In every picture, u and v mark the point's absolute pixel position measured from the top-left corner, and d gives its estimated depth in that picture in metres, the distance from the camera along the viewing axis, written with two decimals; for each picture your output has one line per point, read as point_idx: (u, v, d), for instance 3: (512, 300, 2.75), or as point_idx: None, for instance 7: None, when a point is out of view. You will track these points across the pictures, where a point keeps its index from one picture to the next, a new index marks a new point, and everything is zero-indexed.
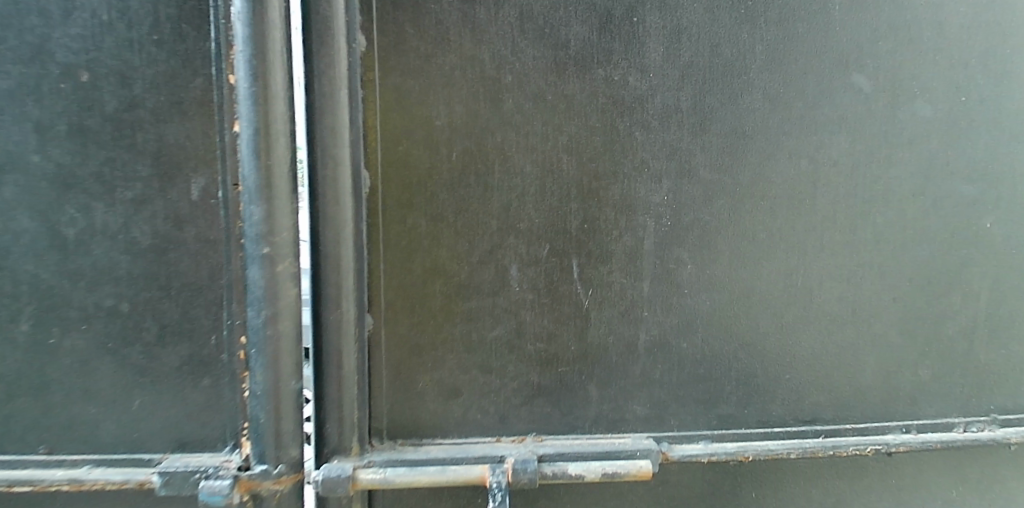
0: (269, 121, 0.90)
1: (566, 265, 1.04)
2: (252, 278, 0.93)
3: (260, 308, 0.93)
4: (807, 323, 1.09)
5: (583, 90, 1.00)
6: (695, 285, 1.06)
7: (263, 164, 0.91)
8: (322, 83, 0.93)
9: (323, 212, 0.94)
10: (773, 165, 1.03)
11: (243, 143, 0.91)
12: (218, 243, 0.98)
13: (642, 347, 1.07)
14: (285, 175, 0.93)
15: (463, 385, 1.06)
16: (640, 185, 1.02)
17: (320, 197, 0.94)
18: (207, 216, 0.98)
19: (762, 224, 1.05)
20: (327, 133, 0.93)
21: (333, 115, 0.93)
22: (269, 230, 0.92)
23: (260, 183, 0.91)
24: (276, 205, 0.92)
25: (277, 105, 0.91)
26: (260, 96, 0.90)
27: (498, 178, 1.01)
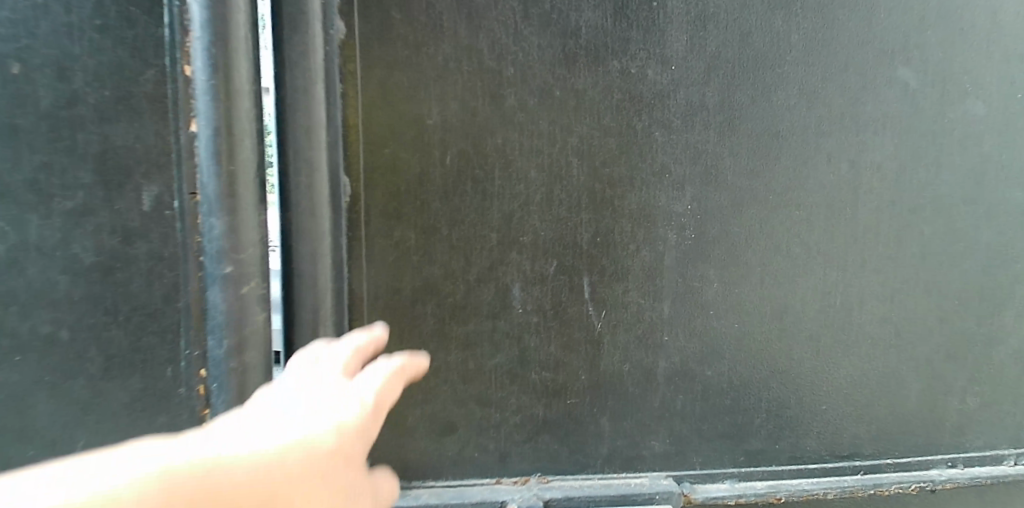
0: (233, 118, 0.75)
1: (575, 284, 0.91)
2: (212, 301, 0.78)
3: (221, 336, 0.78)
4: (846, 347, 0.97)
5: (595, 85, 0.87)
6: (721, 306, 0.93)
7: (227, 170, 0.75)
8: (295, 76, 0.79)
9: (297, 226, 0.81)
10: (809, 170, 0.91)
11: (201, 145, 0.76)
12: (175, 263, 0.85)
13: (662, 375, 0.94)
14: (252, 182, 0.78)
15: (459, 420, 0.93)
16: (661, 192, 0.90)
17: (292, 208, 0.81)
18: (162, 229, 0.84)
19: (797, 237, 0.93)
20: (302, 134, 0.80)
21: (307, 113, 0.80)
22: (234, 246, 0.77)
23: (223, 191, 0.75)
24: (243, 216, 0.77)
25: (242, 100, 0.76)
26: (221, 88, 0.75)
27: (499, 185, 0.88)
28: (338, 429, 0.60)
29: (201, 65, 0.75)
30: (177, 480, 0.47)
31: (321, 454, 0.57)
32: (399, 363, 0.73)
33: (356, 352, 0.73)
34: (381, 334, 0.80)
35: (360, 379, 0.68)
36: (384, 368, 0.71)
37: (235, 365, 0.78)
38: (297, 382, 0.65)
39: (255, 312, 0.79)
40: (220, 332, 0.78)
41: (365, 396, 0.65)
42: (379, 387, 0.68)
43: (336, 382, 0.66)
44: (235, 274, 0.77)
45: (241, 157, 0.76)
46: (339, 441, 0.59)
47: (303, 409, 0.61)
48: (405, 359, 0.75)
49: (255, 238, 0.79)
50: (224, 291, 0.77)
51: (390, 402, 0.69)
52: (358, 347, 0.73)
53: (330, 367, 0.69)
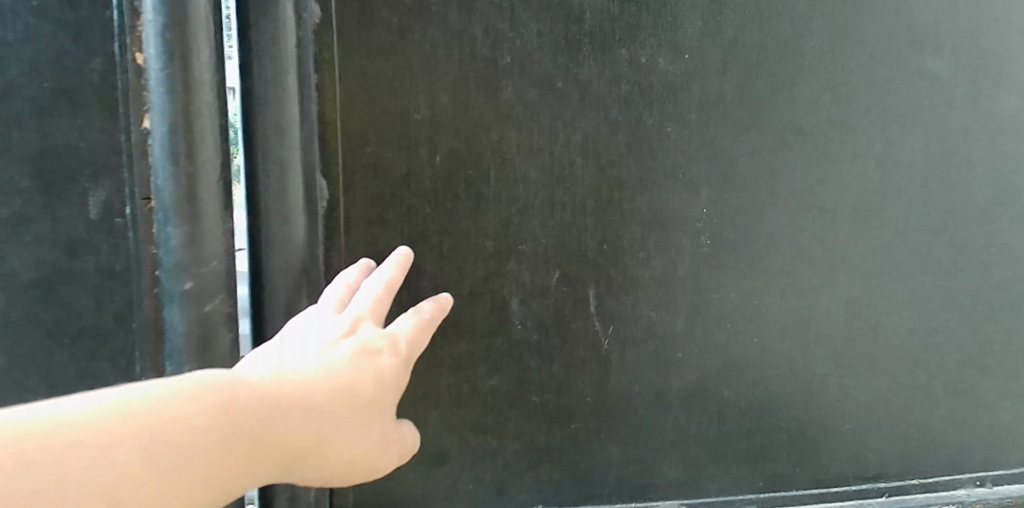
0: (193, 112, 0.64)
1: (580, 296, 0.82)
2: (171, 321, 0.67)
3: (181, 362, 0.67)
4: (872, 361, 0.89)
5: (601, 75, 0.79)
6: (739, 318, 0.85)
7: (186, 171, 0.65)
8: (264, 67, 0.70)
9: (267, 234, 0.72)
10: (835, 168, 0.83)
11: (155, 144, 0.65)
12: (128, 277, 0.72)
13: (675, 395, 0.86)
14: (214, 187, 0.66)
15: (452, 449, 0.83)
16: (673, 194, 0.81)
17: (263, 215, 0.72)
18: (113, 242, 0.71)
19: (821, 242, 0.85)
20: (273, 132, 0.71)
21: (278, 108, 0.71)
22: (195, 259, 0.66)
23: (182, 197, 0.65)
24: (205, 224, 0.66)
25: (205, 91, 0.65)
26: (180, 77, 0.63)
27: (495, 187, 0.79)
28: (372, 379, 0.56)
29: (154, 51, 0.64)
30: (218, 414, 0.44)
31: (358, 405, 0.55)
32: (427, 314, 0.66)
33: (388, 289, 0.65)
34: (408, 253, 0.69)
35: (392, 327, 0.62)
36: (417, 313, 0.65)
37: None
38: (328, 323, 0.59)
39: (221, 335, 0.68)
40: (181, 358, 0.67)
41: (398, 345, 0.60)
42: (412, 339, 0.63)
43: (368, 326, 0.61)
44: (195, 291, 0.67)
45: (203, 156, 0.65)
46: (372, 393, 0.56)
47: (334, 353, 0.56)
48: (432, 306, 0.67)
49: (219, 249, 0.67)
50: (182, 311, 0.66)
51: (422, 350, 0.64)
52: (395, 280, 0.65)
53: (355, 308, 0.62)
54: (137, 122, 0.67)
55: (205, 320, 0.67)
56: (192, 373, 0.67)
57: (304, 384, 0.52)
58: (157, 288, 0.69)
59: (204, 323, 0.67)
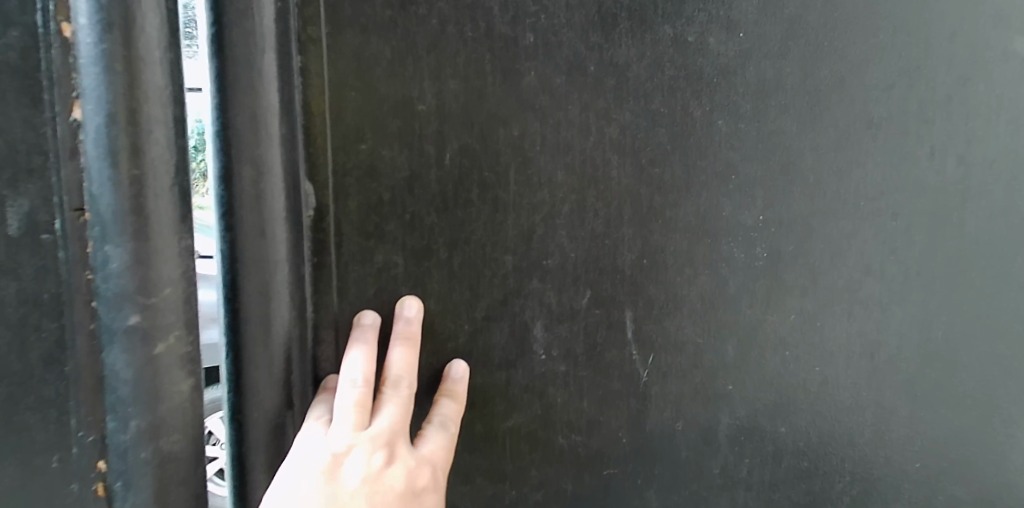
0: (139, 97, 0.50)
1: (614, 321, 0.70)
2: (113, 367, 0.52)
3: (128, 415, 0.52)
4: (950, 390, 0.76)
5: (641, 57, 0.66)
6: (798, 343, 0.73)
7: (129, 174, 0.50)
8: (235, 42, 0.56)
9: (245, 252, 0.58)
10: (908, 168, 0.71)
11: (88, 140, 0.50)
12: (63, 308, 0.52)
13: (724, 435, 0.73)
14: (167, 194, 0.52)
15: (462, 500, 0.71)
16: (725, 200, 0.69)
17: (238, 229, 0.58)
18: (38, 264, 0.51)
19: (892, 253, 0.72)
20: (247, 125, 0.57)
21: (254, 96, 0.57)
22: (144, 287, 0.51)
23: (125, 207, 0.50)
24: (157, 241, 0.51)
25: (158, 70, 0.51)
26: (120, 52, 0.49)
27: (516, 192, 0.66)
28: None
29: (86, 18, 0.48)
30: None
31: None
32: (452, 429, 0.66)
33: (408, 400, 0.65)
34: (414, 325, 0.65)
35: (422, 452, 0.64)
36: (441, 427, 0.66)
37: (147, 457, 0.53)
38: (363, 458, 0.60)
39: (179, 379, 0.54)
40: (126, 410, 0.52)
41: (430, 482, 0.63)
42: (441, 464, 0.64)
43: (402, 454, 0.62)
44: (144, 327, 0.52)
45: (151, 153, 0.51)
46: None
47: None
48: (454, 411, 0.66)
49: (175, 274, 0.53)
50: (127, 353, 0.52)
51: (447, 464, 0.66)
52: (413, 387, 0.65)
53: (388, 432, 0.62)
54: (63, 111, 0.50)
55: (156, 365, 0.52)
56: (141, 430, 0.52)
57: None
58: (94, 322, 0.52)
59: (155, 368, 0.52)
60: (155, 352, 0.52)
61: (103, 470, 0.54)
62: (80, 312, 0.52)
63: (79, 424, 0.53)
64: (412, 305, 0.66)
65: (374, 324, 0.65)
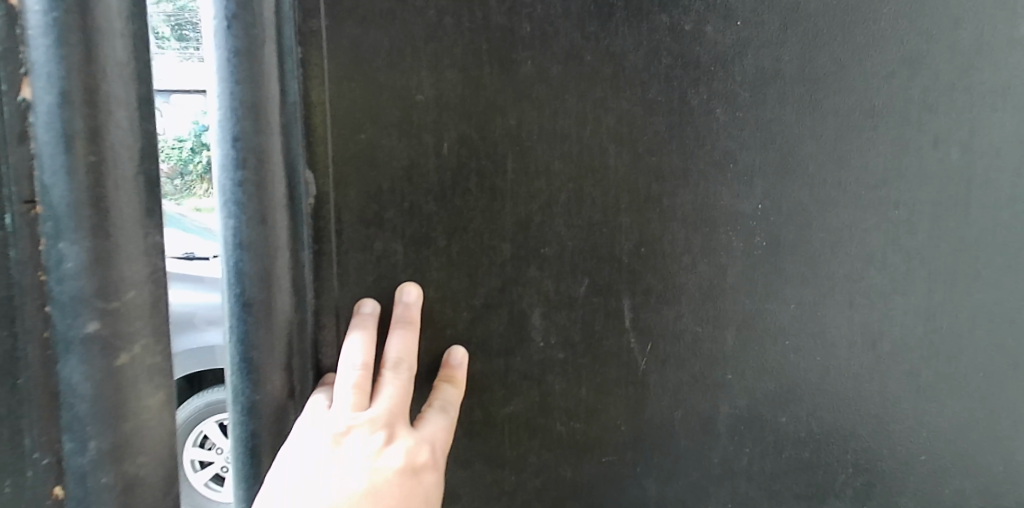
0: (98, 76, 0.45)
1: (612, 309, 0.70)
2: (70, 380, 0.47)
3: (87, 432, 0.47)
4: (956, 381, 0.75)
5: (637, 46, 0.66)
6: (799, 334, 0.72)
7: (87, 160, 0.45)
8: (235, 32, 0.56)
9: (247, 238, 0.60)
10: (911, 157, 0.70)
11: (39, 123, 0.44)
12: (14, 315, 0.46)
13: (724, 424, 0.73)
14: (131, 186, 0.48)
15: (462, 485, 0.72)
16: (723, 189, 0.69)
17: (241, 215, 0.59)
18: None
19: (895, 243, 0.72)
20: (248, 114, 0.57)
21: (255, 85, 0.57)
22: (105, 287, 0.47)
23: (83, 198, 0.45)
24: (120, 237, 0.47)
25: (118, 44, 0.46)
26: (76, 25, 0.44)
27: (512, 180, 0.67)
28: (421, 496, 0.63)
29: None
30: None
31: None
32: (451, 411, 0.68)
33: (408, 383, 0.66)
34: (413, 311, 0.67)
35: (422, 432, 0.65)
36: (442, 411, 0.67)
37: (111, 480, 0.48)
38: (365, 438, 0.62)
39: (145, 390, 0.50)
40: (85, 428, 0.47)
41: (432, 459, 0.65)
42: (441, 444, 0.66)
43: (402, 435, 0.64)
44: (105, 334, 0.47)
45: (114, 139, 0.46)
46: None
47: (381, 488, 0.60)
48: (454, 395, 0.68)
49: (139, 272, 0.49)
50: (87, 364, 0.47)
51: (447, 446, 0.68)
52: (413, 370, 0.67)
53: (386, 411, 0.64)
54: (9, 91, 0.44)
55: (119, 376, 0.48)
56: (102, 452, 0.47)
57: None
58: (48, 331, 0.47)
59: (118, 382, 0.48)
60: (115, 364, 0.48)
61: (60, 497, 0.48)
62: (32, 319, 0.46)
63: (33, 444, 0.48)
64: (413, 292, 0.67)
65: (373, 313, 0.67)
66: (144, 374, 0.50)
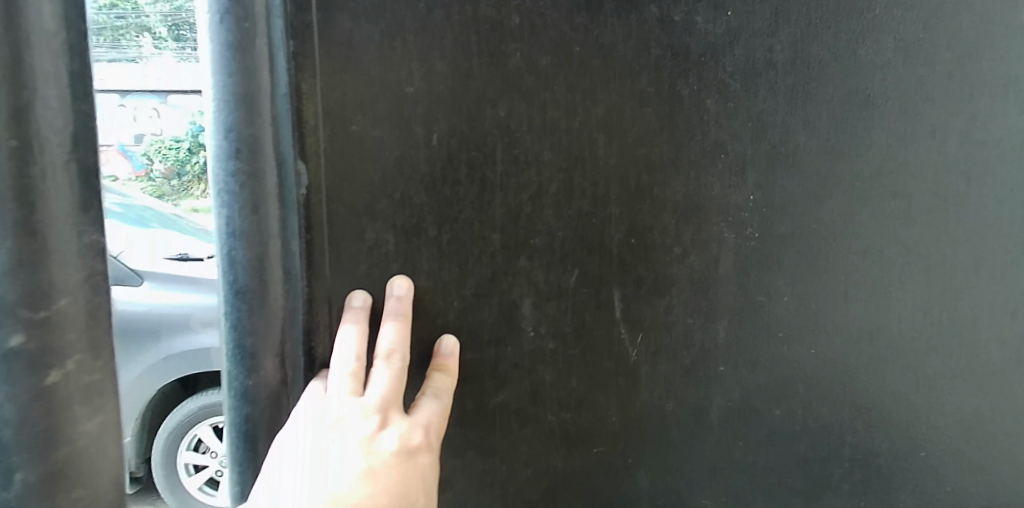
0: (21, 47, 0.38)
1: (602, 300, 0.70)
2: None
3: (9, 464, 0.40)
4: (958, 376, 0.73)
5: (626, 37, 0.67)
6: (794, 327, 0.72)
7: (9, 146, 0.38)
8: (227, 27, 0.56)
9: (241, 227, 0.60)
10: (907, 147, 0.69)
11: None
12: None
13: (716, 416, 0.73)
14: (64, 176, 0.42)
15: (454, 473, 0.73)
16: (714, 178, 0.69)
17: (235, 205, 0.60)
18: None
19: (892, 235, 0.71)
20: (241, 106, 0.58)
21: (248, 78, 0.58)
22: (32, 295, 0.40)
23: (5, 190, 0.38)
24: (49, 235, 0.41)
25: (46, 9, 0.40)
26: None
27: (502, 171, 0.68)
28: (415, 477, 0.65)
29: None
30: None
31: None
32: (447, 398, 0.69)
33: (402, 371, 0.68)
34: (404, 304, 0.68)
35: (416, 416, 0.67)
36: (435, 399, 0.68)
37: None
38: (359, 422, 0.64)
39: (82, 413, 0.44)
40: (10, 457, 0.40)
41: (427, 442, 0.67)
42: (435, 428, 0.68)
43: (395, 421, 0.66)
44: (32, 349, 0.40)
45: (41, 121, 0.40)
46: (420, 490, 0.65)
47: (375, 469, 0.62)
48: (447, 383, 0.69)
49: (74, 276, 0.43)
50: (9, 386, 0.40)
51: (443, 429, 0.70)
52: (406, 359, 0.69)
53: (381, 397, 0.66)
54: None
55: (51, 396, 0.42)
56: (30, 484, 0.41)
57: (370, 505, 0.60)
58: None
59: (50, 403, 0.42)
60: (47, 382, 0.41)
61: None
62: None
63: None
64: (404, 284, 0.68)
65: (365, 306, 0.68)
66: (81, 394, 0.44)
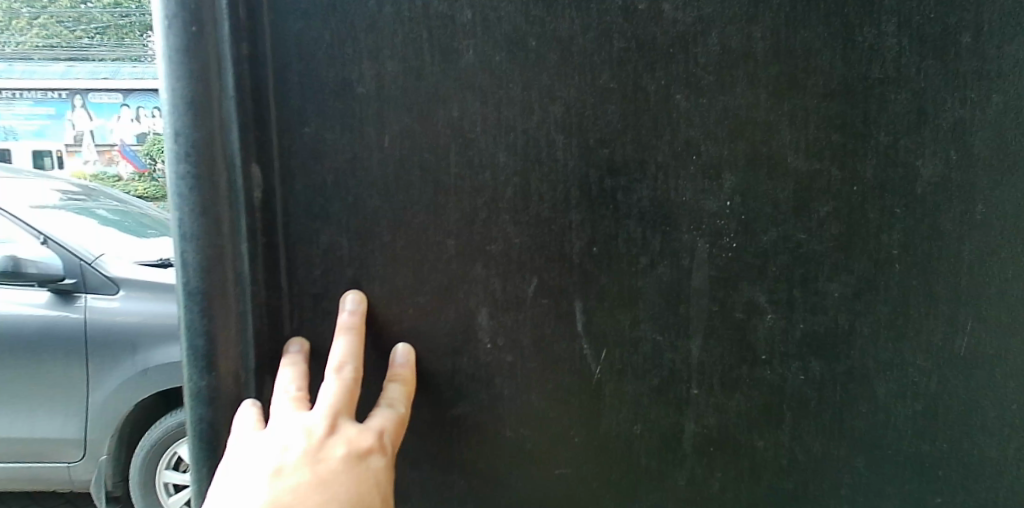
0: None
1: (563, 312, 0.66)
2: None
3: None
4: (978, 414, 0.63)
5: (586, 30, 0.62)
6: (781, 351, 0.63)
7: None
8: (180, 38, 0.59)
9: (194, 229, 0.61)
10: (918, 145, 0.59)
11: None
12: None
13: (689, 444, 0.66)
14: None
15: (412, 487, 0.70)
16: (685, 182, 0.62)
17: (189, 207, 0.61)
18: None
19: (901, 249, 0.61)
20: (193, 110, 0.60)
21: (201, 83, 0.60)
22: None
23: None
24: None
25: None
26: None
27: (457, 174, 0.65)
28: (368, 485, 0.61)
29: None
30: None
31: None
32: (400, 404, 0.65)
33: (353, 378, 0.65)
34: (353, 314, 0.66)
35: (366, 424, 0.63)
36: (388, 407, 0.64)
37: None
38: (305, 432, 0.61)
39: None
40: None
41: (380, 449, 0.63)
42: (389, 436, 0.64)
43: (344, 429, 0.63)
44: None
45: None
46: (376, 496, 0.62)
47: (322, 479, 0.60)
48: (400, 389, 0.65)
49: None
50: None
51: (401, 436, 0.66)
52: (360, 371, 0.65)
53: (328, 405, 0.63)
54: None
55: None
56: None
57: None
58: None
59: None
60: None
61: None
62: None
63: None
64: (355, 297, 0.67)
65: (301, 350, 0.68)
66: None
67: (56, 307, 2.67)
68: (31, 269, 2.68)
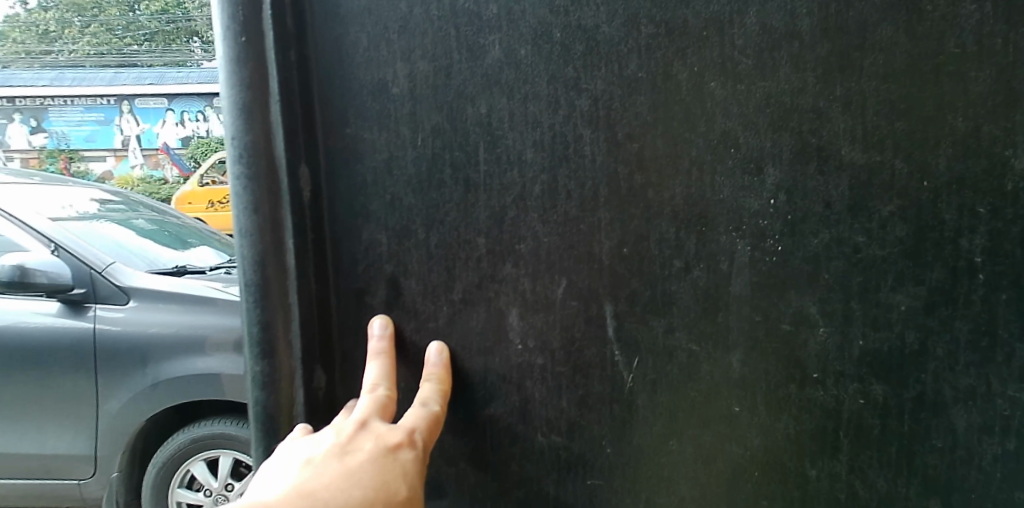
0: None
1: (593, 316, 0.62)
2: None
3: None
4: None
5: (610, 17, 0.58)
6: (836, 370, 0.58)
7: None
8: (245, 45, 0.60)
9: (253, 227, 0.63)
10: (1005, 135, 0.52)
11: None
12: None
13: (730, 466, 0.62)
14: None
15: (448, 483, 0.70)
16: (721, 179, 0.57)
17: (250, 205, 0.62)
18: None
19: (986, 257, 0.54)
20: (257, 112, 0.61)
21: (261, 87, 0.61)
22: None
23: None
24: None
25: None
26: None
27: (486, 172, 0.62)
28: (397, 473, 0.61)
29: None
30: None
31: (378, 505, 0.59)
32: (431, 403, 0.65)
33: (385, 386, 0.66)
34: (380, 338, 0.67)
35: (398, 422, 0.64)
36: (420, 406, 0.65)
37: None
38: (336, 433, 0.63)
39: None
40: None
41: (411, 440, 0.63)
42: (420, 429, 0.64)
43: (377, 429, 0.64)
44: None
45: None
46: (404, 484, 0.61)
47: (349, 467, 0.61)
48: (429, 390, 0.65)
49: None
50: None
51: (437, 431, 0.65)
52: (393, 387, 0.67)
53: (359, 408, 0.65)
54: None
55: None
56: None
57: (341, 496, 0.58)
58: None
59: None
60: None
61: None
62: None
63: None
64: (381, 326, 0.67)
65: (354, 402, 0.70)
66: None
67: (69, 317, 2.72)
68: (43, 277, 2.70)
